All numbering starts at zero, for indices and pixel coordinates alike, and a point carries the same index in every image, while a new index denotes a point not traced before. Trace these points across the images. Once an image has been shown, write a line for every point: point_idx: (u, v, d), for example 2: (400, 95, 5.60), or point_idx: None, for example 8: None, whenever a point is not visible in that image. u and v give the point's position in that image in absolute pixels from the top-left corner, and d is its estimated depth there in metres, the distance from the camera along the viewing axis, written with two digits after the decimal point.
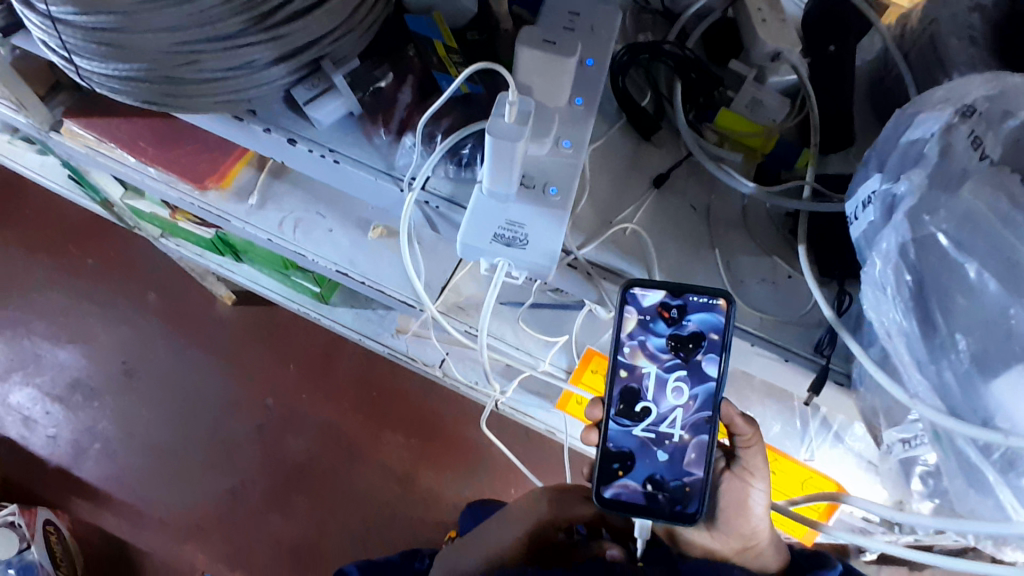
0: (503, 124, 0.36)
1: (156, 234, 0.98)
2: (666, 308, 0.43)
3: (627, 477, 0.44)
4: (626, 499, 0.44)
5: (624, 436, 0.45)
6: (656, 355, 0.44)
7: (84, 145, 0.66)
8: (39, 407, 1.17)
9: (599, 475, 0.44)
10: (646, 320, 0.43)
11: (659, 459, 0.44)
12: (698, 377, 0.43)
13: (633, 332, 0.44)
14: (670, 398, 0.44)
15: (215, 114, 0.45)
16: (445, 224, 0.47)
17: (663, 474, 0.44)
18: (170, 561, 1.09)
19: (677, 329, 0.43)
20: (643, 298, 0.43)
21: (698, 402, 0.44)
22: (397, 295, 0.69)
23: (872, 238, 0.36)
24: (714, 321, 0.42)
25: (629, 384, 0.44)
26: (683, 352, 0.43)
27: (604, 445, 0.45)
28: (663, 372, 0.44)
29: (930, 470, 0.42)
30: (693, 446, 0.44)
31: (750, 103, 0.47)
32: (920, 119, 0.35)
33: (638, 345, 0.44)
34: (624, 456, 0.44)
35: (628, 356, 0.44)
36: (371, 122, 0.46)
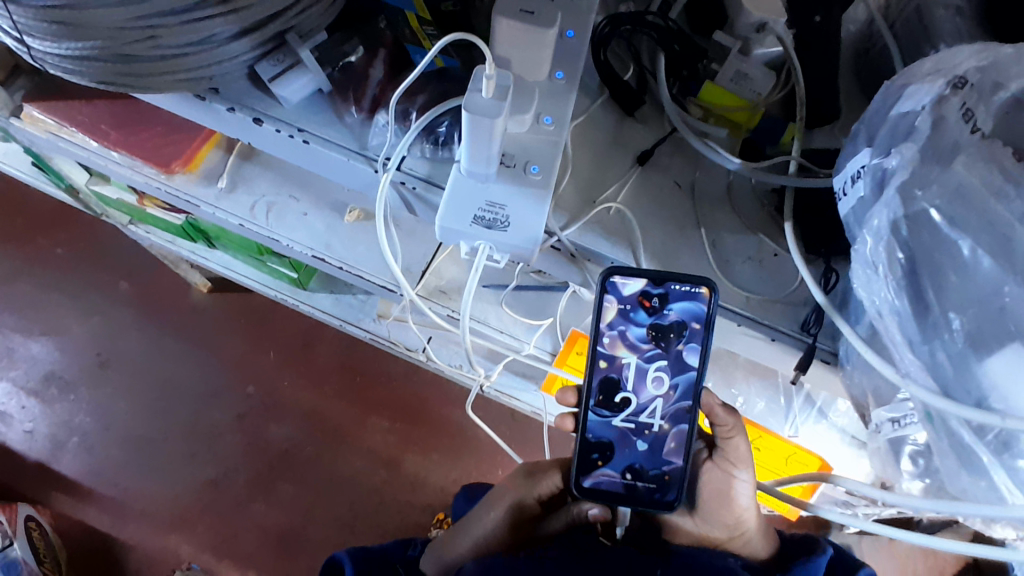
0: (479, 100, 0.34)
1: (125, 221, 0.94)
2: (645, 298, 0.42)
3: (607, 466, 0.45)
4: (606, 488, 0.45)
5: (603, 426, 0.45)
6: (636, 345, 0.44)
7: (46, 130, 0.62)
8: (14, 402, 1.14)
9: (579, 466, 0.45)
10: (626, 310, 0.43)
11: (638, 448, 0.45)
12: (678, 367, 0.44)
13: (612, 323, 0.43)
14: (649, 388, 0.44)
15: (177, 94, 0.43)
16: (423, 206, 0.45)
17: (642, 463, 0.45)
18: (156, 553, 1.08)
19: (657, 319, 0.43)
20: (623, 288, 0.42)
21: (677, 391, 0.44)
22: (376, 280, 0.68)
23: (862, 214, 0.35)
24: (695, 310, 0.42)
25: (608, 375, 0.45)
26: (663, 341, 0.43)
27: (583, 436, 0.45)
28: (643, 362, 0.44)
29: (919, 449, 0.43)
30: (672, 436, 0.44)
31: (735, 77, 0.46)
32: (909, 92, 0.35)
33: (618, 336, 0.44)
34: (604, 447, 0.45)
35: (608, 346, 0.44)
36: (342, 100, 0.43)
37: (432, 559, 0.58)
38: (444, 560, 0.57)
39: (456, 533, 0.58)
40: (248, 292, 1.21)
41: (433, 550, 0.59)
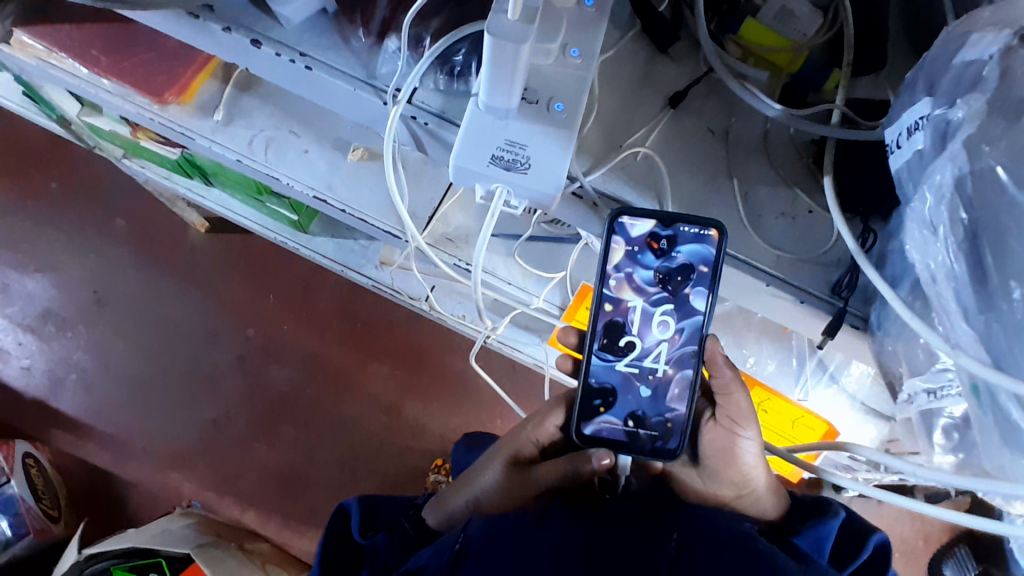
0: (504, 23, 0.30)
1: (118, 154, 0.90)
2: (654, 239, 0.41)
3: (609, 413, 0.45)
4: (607, 435, 0.45)
5: (607, 371, 0.45)
6: (643, 288, 0.43)
7: (36, 57, 0.57)
8: (11, 338, 1.13)
9: (581, 413, 0.45)
10: (634, 252, 0.42)
11: (641, 394, 0.45)
12: (684, 312, 0.43)
13: (619, 265, 0.43)
14: (654, 333, 0.44)
15: (169, 13, 0.39)
16: (435, 144, 0.41)
17: (645, 410, 0.44)
18: (155, 490, 1.09)
19: (665, 262, 0.42)
20: (632, 228, 0.41)
21: (683, 337, 0.44)
22: (380, 225, 0.65)
23: (919, 169, 0.32)
24: (704, 253, 0.40)
25: (614, 319, 0.44)
26: (671, 285, 0.43)
27: (586, 381, 0.45)
28: (648, 306, 0.44)
29: (955, 422, 0.40)
30: (676, 382, 0.44)
31: (780, 13, 0.41)
32: (974, 38, 0.30)
33: (625, 278, 0.43)
34: (606, 392, 0.45)
35: (614, 289, 0.43)
36: (348, 22, 0.39)
37: (434, 509, 0.57)
38: (445, 512, 0.56)
39: (458, 487, 0.57)
40: (246, 233, 1.17)
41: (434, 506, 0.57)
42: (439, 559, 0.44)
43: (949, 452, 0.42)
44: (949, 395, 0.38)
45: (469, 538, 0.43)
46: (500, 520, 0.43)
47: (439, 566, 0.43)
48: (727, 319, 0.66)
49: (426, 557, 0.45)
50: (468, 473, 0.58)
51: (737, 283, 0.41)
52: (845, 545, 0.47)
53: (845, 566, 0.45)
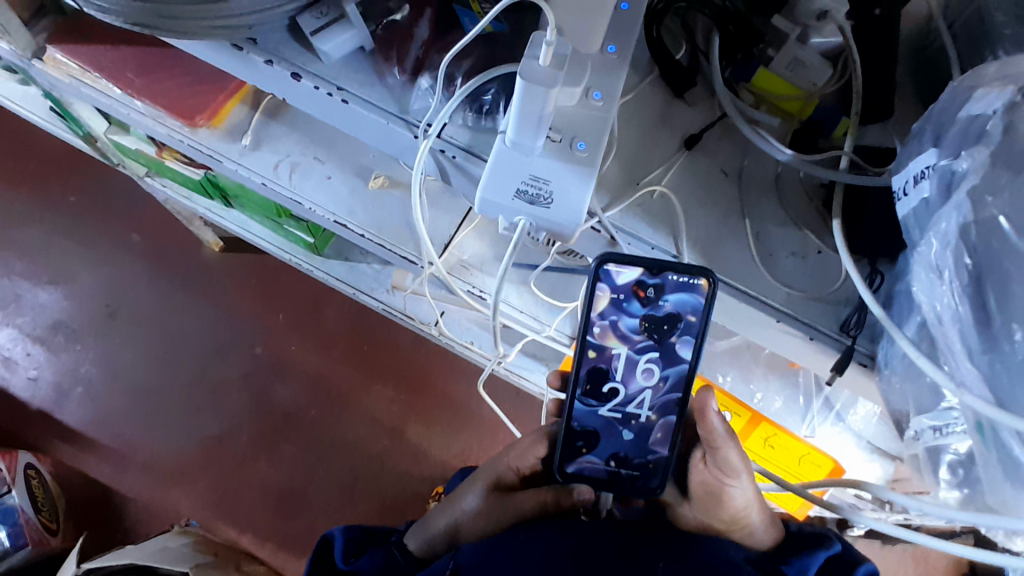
0: (536, 67, 0.32)
1: (141, 172, 0.93)
2: (641, 287, 0.43)
3: (591, 453, 0.48)
4: (589, 472, 0.48)
5: (589, 416, 0.47)
6: (628, 336, 0.44)
7: (68, 75, 0.60)
8: (20, 348, 1.14)
9: (564, 452, 0.48)
10: (619, 299, 0.43)
11: (623, 437, 0.47)
12: (670, 359, 0.45)
13: (604, 312, 0.44)
14: (638, 379, 0.46)
15: (215, 43, 0.41)
16: (461, 177, 0.43)
17: (627, 451, 0.48)
18: (152, 507, 1.08)
19: (651, 309, 0.43)
20: (617, 275, 0.42)
21: (667, 383, 0.46)
22: (397, 251, 0.67)
23: (925, 216, 0.33)
24: (691, 300, 0.42)
25: (597, 365, 0.46)
26: (657, 333, 0.44)
27: (570, 424, 0.47)
28: (633, 353, 0.45)
29: (960, 459, 0.40)
30: (659, 426, 0.47)
31: (791, 64, 0.44)
32: (979, 95, 0.33)
33: (609, 326, 0.44)
34: (588, 435, 0.48)
35: (599, 336, 0.45)
36: (385, 59, 0.42)
37: (416, 533, 0.58)
38: (427, 535, 0.57)
39: (441, 506, 0.59)
40: (259, 253, 1.20)
41: (418, 528, 0.58)
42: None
43: (953, 488, 0.42)
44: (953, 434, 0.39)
45: (461, 563, 0.46)
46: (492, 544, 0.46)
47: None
48: (734, 354, 0.67)
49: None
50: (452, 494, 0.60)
51: (747, 319, 0.42)
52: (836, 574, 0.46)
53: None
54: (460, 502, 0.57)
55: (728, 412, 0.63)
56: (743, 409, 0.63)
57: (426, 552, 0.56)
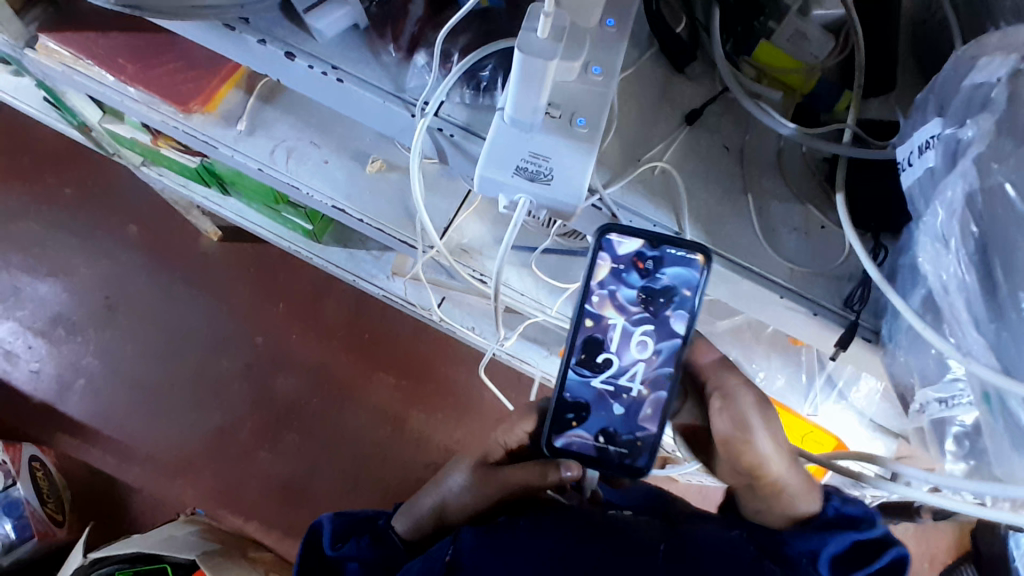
0: (535, 40, 0.32)
1: (136, 162, 0.92)
2: (640, 259, 0.44)
3: (581, 427, 0.48)
4: (577, 447, 0.48)
5: (582, 387, 0.48)
6: (624, 307, 0.45)
7: (60, 62, 0.59)
8: (21, 341, 1.14)
9: (554, 424, 0.48)
10: (619, 270, 0.44)
11: (614, 411, 0.47)
12: (663, 332, 0.46)
13: (604, 281, 0.45)
14: (631, 351, 0.47)
15: (206, 23, 0.40)
16: (459, 156, 0.42)
17: (617, 427, 0.48)
18: (158, 496, 1.09)
19: (649, 282, 0.45)
20: (619, 245, 0.43)
21: (660, 357, 0.46)
22: (397, 235, 0.67)
23: (930, 186, 0.33)
24: (689, 276, 0.42)
25: (593, 335, 0.46)
26: (653, 305, 0.45)
27: (561, 395, 0.47)
28: (628, 324, 0.46)
29: (966, 430, 0.41)
30: (649, 402, 0.47)
31: (793, 36, 0.44)
32: (983, 63, 0.32)
33: (608, 296, 0.45)
34: (579, 407, 0.48)
35: (597, 305, 0.46)
36: (379, 36, 0.41)
37: (403, 515, 0.57)
38: (415, 517, 0.56)
39: (427, 487, 0.58)
40: (258, 242, 1.19)
41: (406, 511, 0.57)
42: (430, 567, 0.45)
43: (960, 459, 0.42)
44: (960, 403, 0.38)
45: (461, 549, 0.45)
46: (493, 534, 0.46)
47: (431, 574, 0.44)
48: (735, 334, 0.66)
49: (416, 566, 0.47)
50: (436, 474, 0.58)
51: (751, 296, 0.42)
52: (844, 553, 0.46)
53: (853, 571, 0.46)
54: (447, 483, 0.56)
55: None
56: None
57: (416, 533, 0.56)
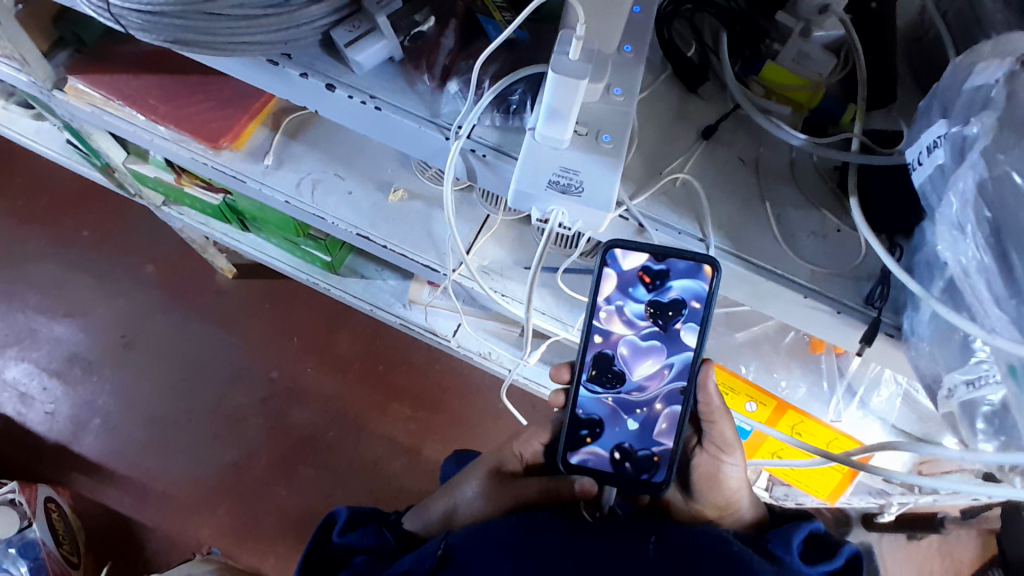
0: (567, 62, 0.35)
1: (158, 202, 0.94)
2: (646, 273, 0.46)
3: (595, 443, 0.48)
4: (593, 465, 0.48)
5: (594, 403, 0.49)
6: (633, 322, 0.47)
7: (90, 104, 0.63)
8: (36, 382, 1.14)
9: (568, 442, 0.48)
10: (626, 285, 0.47)
11: (628, 427, 0.48)
12: (676, 346, 0.47)
13: (610, 296, 0.47)
14: (643, 367, 0.48)
15: (250, 59, 0.43)
16: (490, 176, 0.44)
17: (632, 443, 0.48)
18: (173, 537, 1.07)
19: (657, 296, 0.47)
20: (623, 261, 0.46)
21: (672, 371, 0.47)
22: (419, 260, 0.68)
23: (941, 181, 0.35)
24: (696, 287, 0.45)
25: (603, 351, 0.48)
26: (662, 319, 0.47)
27: (574, 412, 0.48)
28: (638, 340, 0.47)
29: (996, 409, 0.39)
30: (664, 417, 0.48)
31: (796, 57, 0.46)
32: (980, 68, 0.35)
33: (615, 311, 0.47)
34: (593, 423, 0.48)
35: (605, 321, 0.48)
36: (414, 68, 0.44)
37: (415, 518, 0.60)
38: (424, 518, 0.59)
39: (439, 495, 0.60)
40: (273, 277, 1.22)
41: (417, 511, 0.60)
42: (421, 565, 0.45)
43: (991, 438, 0.41)
44: (990, 383, 0.38)
45: (453, 544, 0.45)
46: (483, 531, 0.45)
47: (421, 570, 0.44)
48: (755, 345, 0.68)
49: (406, 562, 0.46)
50: (450, 482, 0.60)
51: (776, 297, 0.43)
52: (823, 551, 0.46)
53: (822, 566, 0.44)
54: (458, 490, 0.57)
55: (755, 404, 0.66)
56: (770, 399, 0.66)
57: (421, 530, 0.58)
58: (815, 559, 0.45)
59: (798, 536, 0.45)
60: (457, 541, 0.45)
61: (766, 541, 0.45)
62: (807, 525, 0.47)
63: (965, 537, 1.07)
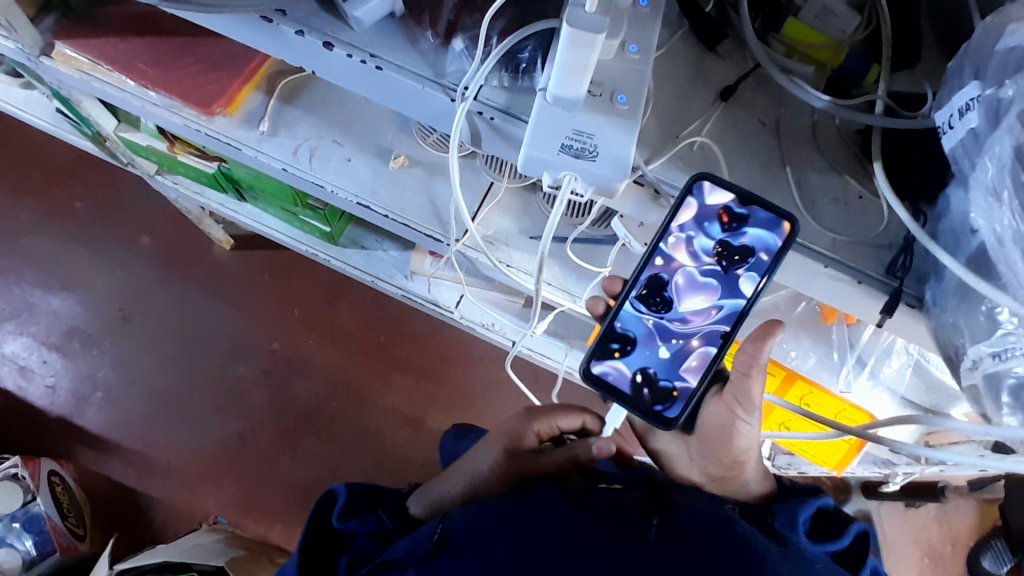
0: (583, 15, 0.32)
1: (151, 170, 0.91)
2: (727, 213, 0.42)
3: (621, 359, 0.45)
4: (611, 380, 0.45)
5: (634, 321, 0.45)
6: (698, 255, 0.43)
7: (78, 70, 0.60)
8: (36, 356, 1.13)
9: (596, 349, 0.45)
10: (703, 218, 0.42)
11: (659, 354, 0.45)
12: (731, 290, 0.43)
13: (684, 225, 0.43)
14: (692, 301, 0.44)
15: (242, 15, 0.41)
16: (498, 140, 0.42)
17: (657, 370, 0.45)
18: (179, 507, 1.08)
19: (729, 237, 0.43)
20: (709, 195, 0.41)
21: (719, 313, 0.44)
22: (423, 229, 0.66)
23: (974, 147, 0.34)
24: (768, 241, 0.41)
25: (659, 274, 0.44)
26: (726, 261, 0.43)
27: (611, 324, 0.45)
28: (697, 274, 0.44)
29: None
30: (696, 353, 0.44)
31: (820, 13, 0.44)
32: (1013, 28, 0.33)
33: (684, 240, 0.43)
34: (626, 339, 0.45)
35: (671, 246, 0.43)
36: (416, 24, 0.41)
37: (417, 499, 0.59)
38: (431, 499, 0.57)
39: (449, 476, 0.57)
40: (271, 247, 1.20)
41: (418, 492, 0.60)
42: (417, 552, 0.44)
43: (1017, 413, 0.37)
44: (1017, 356, 0.35)
45: (449, 528, 0.44)
46: (483, 510, 0.44)
47: (417, 557, 0.43)
48: (766, 314, 0.66)
49: (403, 545, 0.46)
50: (458, 461, 0.59)
51: (793, 268, 0.42)
52: (836, 526, 0.46)
53: (828, 546, 0.44)
54: (465, 465, 0.57)
55: (766, 375, 0.66)
56: (778, 370, 0.66)
57: (430, 512, 0.56)
58: (821, 537, 0.45)
59: (805, 512, 0.44)
60: (456, 520, 0.44)
61: (773, 522, 0.44)
62: (817, 501, 0.46)
63: (965, 506, 1.09)
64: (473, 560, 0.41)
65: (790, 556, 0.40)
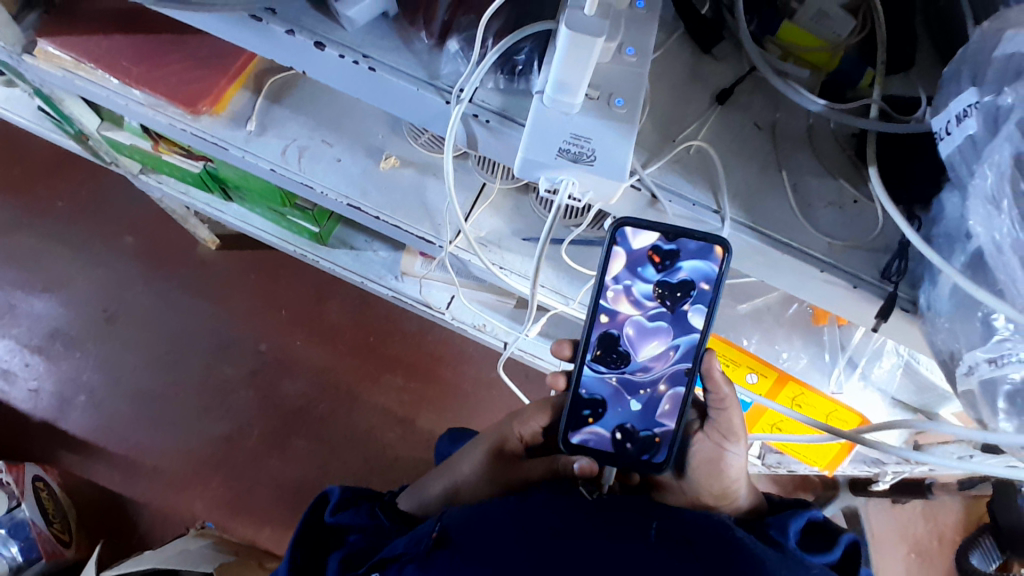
0: (583, 17, 0.31)
1: (134, 169, 0.89)
2: (656, 253, 0.45)
3: (596, 424, 0.47)
4: (593, 445, 0.47)
5: (597, 382, 0.47)
6: (640, 302, 0.46)
7: (60, 67, 0.58)
8: (18, 359, 1.10)
9: (569, 421, 0.47)
10: (635, 264, 0.45)
11: (631, 408, 0.47)
12: (683, 327, 0.46)
13: (619, 276, 0.45)
14: (648, 348, 0.47)
15: (229, 14, 0.40)
16: (493, 141, 0.41)
17: (634, 423, 0.47)
18: (166, 510, 1.06)
19: (666, 276, 0.45)
20: (633, 239, 0.44)
21: (678, 353, 0.47)
22: (414, 231, 0.65)
23: (973, 154, 0.34)
24: (706, 269, 0.44)
25: (608, 330, 0.47)
26: (670, 300, 0.46)
27: (577, 392, 0.47)
28: (645, 321, 0.46)
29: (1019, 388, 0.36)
30: (667, 398, 0.47)
31: (816, 15, 0.43)
32: (1011, 34, 0.33)
33: (622, 291, 0.46)
34: (595, 404, 0.47)
35: (611, 301, 0.46)
36: (410, 23, 0.41)
37: (410, 497, 0.59)
38: (420, 497, 0.58)
39: (438, 474, 0.59)
40: (258, 247, 1.18)
41: (411, 491, 0.60)
42: (417, 547, 0.42)
43: (1013, 417, 0.37)
44: (1015, 363, 0.34)
45: (448, 525, 0.43)
46: (482, 509, 0.44)
47: (417, 552, 0.42)
48: (755, 317, 0.68)
49: (401, 542, 0.44)
50: (449, 461, 0.59)
51: (789, 271, 0.42)
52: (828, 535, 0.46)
53: (821, 555, 0.44)
54: (459, 467, 0.57)
55: (756, 375, 0.65)
56: (770, 371, 0.66)
57: (418, 511, 0.56)
58: (815, 548, 0.45)
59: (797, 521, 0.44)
60: (454, 522, 0.44)
61: (769, 529, 0.44)
62: (806, 512, 0.46)
63: (950, 502, 1.11)
64: (472, 557, 0.40)
65: (790, 562, 0.39)
